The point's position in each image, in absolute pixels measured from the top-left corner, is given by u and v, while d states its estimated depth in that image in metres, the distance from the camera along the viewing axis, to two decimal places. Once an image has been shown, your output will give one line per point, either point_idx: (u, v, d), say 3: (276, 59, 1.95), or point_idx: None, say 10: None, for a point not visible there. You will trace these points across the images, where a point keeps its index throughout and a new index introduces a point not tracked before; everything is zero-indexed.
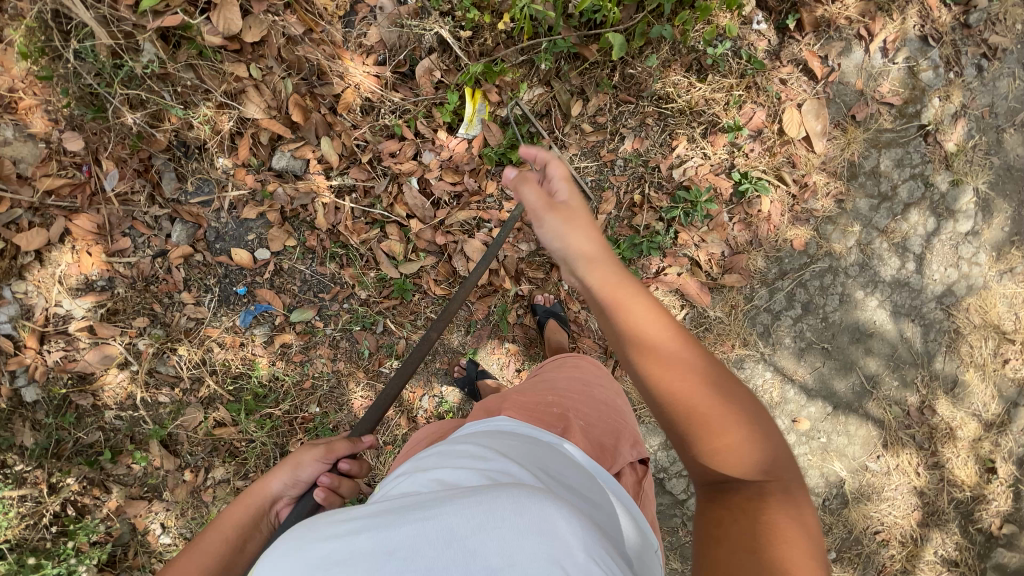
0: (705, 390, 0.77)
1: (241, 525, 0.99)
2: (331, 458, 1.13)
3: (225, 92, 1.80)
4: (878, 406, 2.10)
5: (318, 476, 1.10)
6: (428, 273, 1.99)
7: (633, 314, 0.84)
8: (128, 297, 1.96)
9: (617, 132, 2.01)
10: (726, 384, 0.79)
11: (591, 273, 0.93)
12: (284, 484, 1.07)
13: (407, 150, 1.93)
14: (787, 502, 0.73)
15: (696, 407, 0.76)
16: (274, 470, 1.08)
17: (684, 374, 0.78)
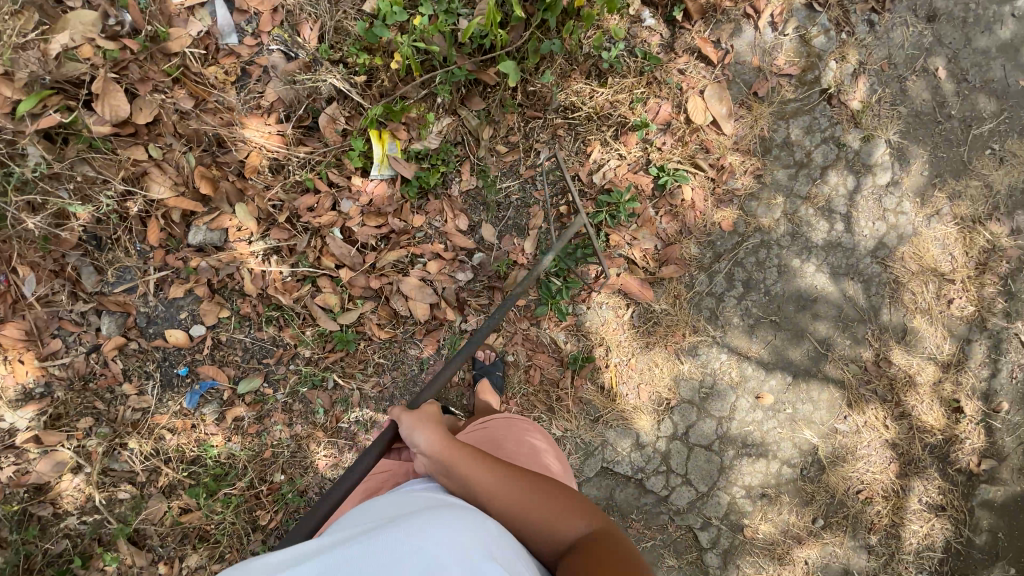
0: (532, 492, 1.04)
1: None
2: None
3: (125, 179, 1.76)
4: (836, 367, 2.12)
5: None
6: (369, 319, 1.96)
7: (467, 463, 1.09)
8: (69, 399, 1.92)
9: (531, 148, 2.02)
10: (545, 487, 1.06)
11: (441, 446, 1.15)
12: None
13: (324, 201, 1.90)
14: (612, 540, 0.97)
15: (529, 505, 1.01)
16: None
17: (517, 488, 1.04)
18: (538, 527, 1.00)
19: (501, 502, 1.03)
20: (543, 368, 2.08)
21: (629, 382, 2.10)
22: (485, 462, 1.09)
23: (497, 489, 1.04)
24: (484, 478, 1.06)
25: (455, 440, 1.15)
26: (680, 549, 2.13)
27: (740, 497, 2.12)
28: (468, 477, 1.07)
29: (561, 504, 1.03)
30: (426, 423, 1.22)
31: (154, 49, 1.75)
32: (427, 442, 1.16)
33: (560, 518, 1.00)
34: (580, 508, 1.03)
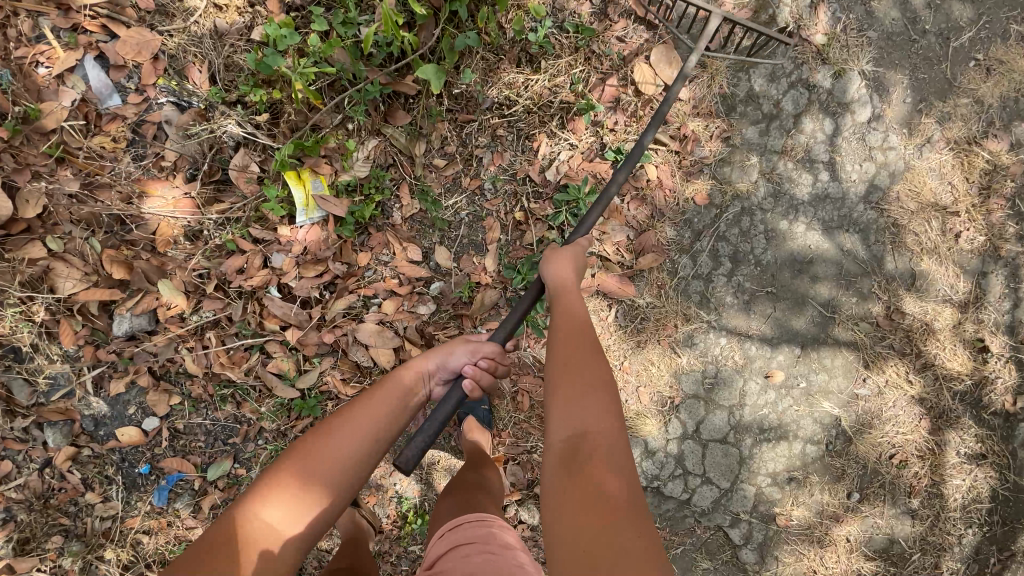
0: (583, 362, 0.97)
1: (403, 393, 1.10)
2: (477, 355, 1.29)
3: (25, 283, 1.58)
4: (845, 329, 1.94)
5: (465, 364, 1.28)
6: (331, 376, 1.78)
7: (566, 304, 1.15)
8: (32, 521, 1.76)
9: (472, 156, 1.82)
10: (595, 370, 0.95)
11: (561, 288, 1.23)
12: (438, 365, 1.24)
13: (254, 260, 1.70)
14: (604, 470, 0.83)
15: (569, 367, 0.96)
16: (430, 351, 1.25)
17: (581, 348, 1.01)
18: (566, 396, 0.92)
19: (559, 344, 1.03)
20: (531, 391, 1.91)
21: (627, 388, 1.92)
22: (580, 313, 1.11)
23: (570, 337, 1.04)
24: (569, 323, 1.08)
25: (572, 287, 1.23)
26: (713, 549, 1.99)
27: (767, 486, 1.96)
28: (565, 313, 1.13)
29: (590, 387, 0.92)
30: (564, 261, 1.30)
31: (28, 130, 1.54)
32: (551, 274, 1.28)
33: (583, 400, 0.90)
34: (605, 405, 0.90)
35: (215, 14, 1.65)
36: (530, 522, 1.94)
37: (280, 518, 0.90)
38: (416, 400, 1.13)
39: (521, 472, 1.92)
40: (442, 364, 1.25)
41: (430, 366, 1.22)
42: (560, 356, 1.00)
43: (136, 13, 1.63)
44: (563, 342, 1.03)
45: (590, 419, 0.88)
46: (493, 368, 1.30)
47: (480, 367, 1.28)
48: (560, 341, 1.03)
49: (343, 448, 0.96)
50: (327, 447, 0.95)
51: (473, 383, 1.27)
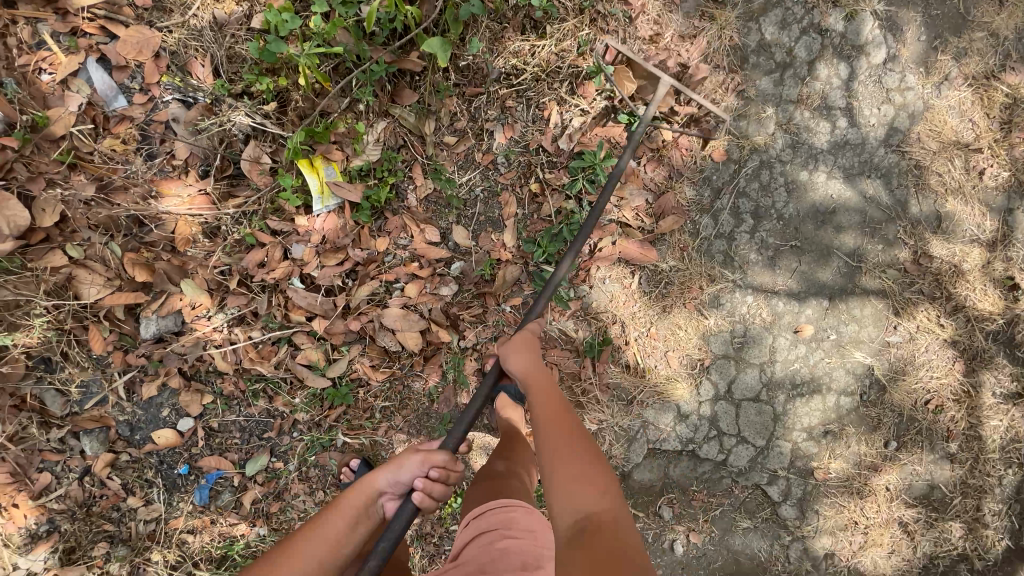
0: (575, 448, 1.04)
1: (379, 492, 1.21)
2: (428, 464, 1.25)
3: (50, 291, 1.57)
4: (873, 278, 1.92)
5: (415, 477, 1.24)
6: (360, 364, 1.78)
7: (543, 394, 1.20)
8: (77, 529, 1.78)
9: (483, 130, 1.79)
10: (588, 455, 1.03)
11: (533, 378, 1.26)
12: (389, 483, 1.22)
13: (274, 252, 1.69)
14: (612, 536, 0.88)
15: (564, 449, 1.03)
16: (382, 467, 1.23)
17: (569, 434, 1.07)
18: (566, 483, 0.97)
19: (548, 433, 1.08)
20: (560, 364, 1.90)
21: (655, 355, 1.91)
22: (559, 403, 1.17)
23: (556, 426, 1.10)
24: (554, 413, 1.14)
25: (542, 376, 1.26)
26: (751, 508, 2.00)
27: (803, 441, 1.95)
28: (543, 405, 1.17)
29: (587, 468, 0.99)
30: (529, 348, 1.34)
31: (38, 138, 1.52)
32: (515, 365, 1.29)
33: (582, 480, 0.97)
34: (601, 485, 0.96)
35: (212, 4, 1.62)
36: None
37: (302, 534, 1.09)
38: (372, 505, 1.18)
39: None
40: (393, 480, 1.22)
41: (380, 485, 1.21)
42: (551, 448, 1.04)
43: (133, 11, 1.60)
44: (551, 433, 1.08)
45: (591, 498, 0.94)
46: (444, 476, 1.26)
47: (431, 478, 1.24)
48: (547, 433, 1.09)
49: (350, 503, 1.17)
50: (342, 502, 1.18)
51: (422, 495, 1.21)
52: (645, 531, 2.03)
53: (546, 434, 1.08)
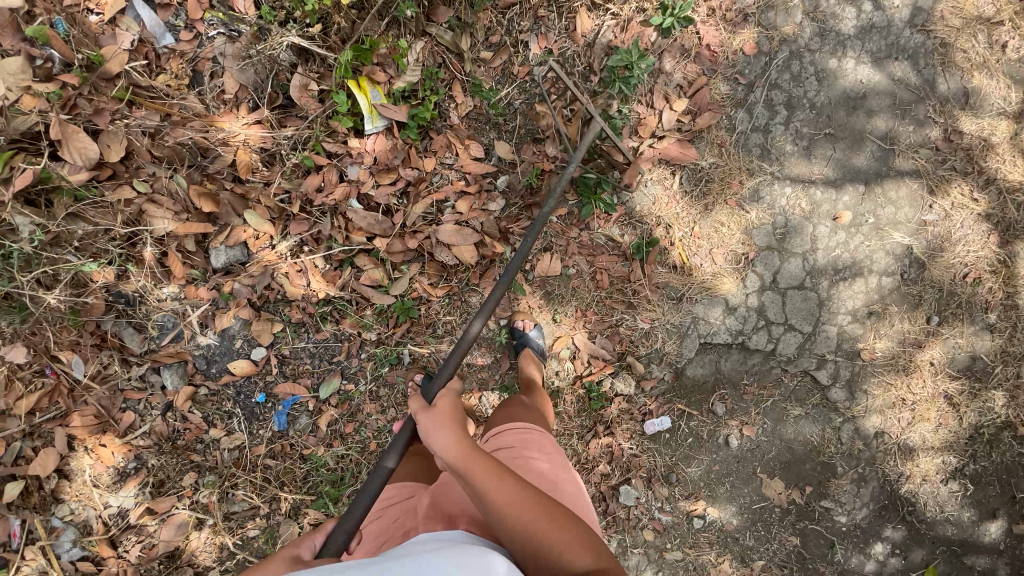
0: (543, 511, 1.00)
1: None
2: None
3: (126, 222, 1.64)
4: (906, 159, 1.97)
5: None
6: (420, 281, 1.87)
7: (489, 471, 1.02)
8: (165, 462, 1.88)
9: (518, 42, 1.86)
10: (556, 512, 1.02)
11: (462, 450, 1.06)
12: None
13: (331, 175, 1.77)
14: None
15: (536, 517, 0.98)
16: None
17: (531, 498, 1.01)
18: (554, 559, 0.96)
19: (522, 517, 0.97)
20: (609, 269, 1.97)
21: (700, 252, 1.97)
22: (505, 471, 1.04)
23: (513, 497, 0.99)
24: (502, 486, 1.01)
25: (473, 445, 1.07)
26: (800, 394, 2.09)
27: (848, 324, 2.02)
28: (483, 486, 1.00)
29: (563, 525, 1.00)
30: (445, 422, 1.12)
31: (95, 77, 1.59)
32: (440, 446, 1.07)
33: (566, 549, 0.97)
34: (580, 542, 1.00)
35: None
36: (625, 393, 2.05)
37: None
38: None
39: (610, 346, 2.00)
40: None
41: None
42: (531, 532, 0.97)
43: None
44: (525, 516, 0.98)
45: (583, 558, 0.98)
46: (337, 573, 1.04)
47: None
48: (511, 512, 0.98)
49: None
50: None
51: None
52: (700, 427, 2.12)
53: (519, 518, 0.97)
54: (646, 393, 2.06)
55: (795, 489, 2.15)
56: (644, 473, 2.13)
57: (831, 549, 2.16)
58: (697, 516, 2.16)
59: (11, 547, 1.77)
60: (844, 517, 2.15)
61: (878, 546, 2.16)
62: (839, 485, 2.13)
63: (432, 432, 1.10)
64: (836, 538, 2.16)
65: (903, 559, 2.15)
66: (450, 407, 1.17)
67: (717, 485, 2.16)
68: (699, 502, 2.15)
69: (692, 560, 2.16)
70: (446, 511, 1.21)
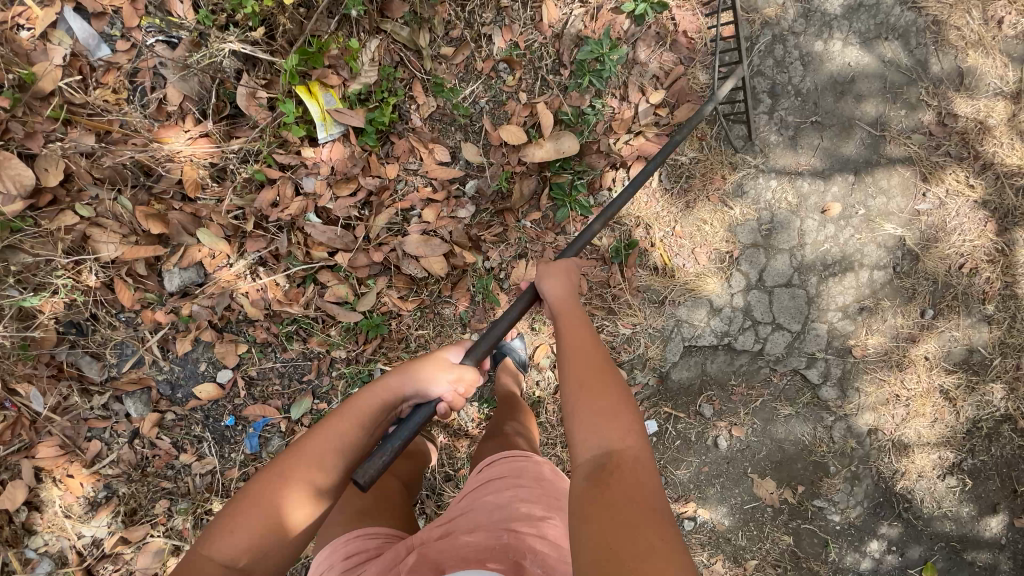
0: (603, 365, 1.00)
1: (369, 422, 1.05)
2: (460, 382, 1.17)
3: (70, 250, 1.56)
4: (898, 146, 1.88)
5: (443, 392, 1.16)
6: (388, 294, 1.79)
7: (573, 323, 1.13)
8: (136, 490, 1.83)
9: (481, 36, 1.74)
10: (611, 380, 0.97)
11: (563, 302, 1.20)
12: (417, 391, 1.12)
13: (286, 189, 1.67)
14: (629, 482, 0.82)
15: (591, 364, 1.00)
16: (408, 374, 1.11)
17: (594, 355, 1.03)
18: (589, 421, 0.91)
19: (574, 369, 1.00)
20: (587, 274, 1.87)
21: (683, 252, 1.87)
22: (589, 329, 1.10)
23: (585, 343, 1.06)
24: (578, 336, 1.08)
25: (572, 302, 1.21)
26: (791, 393, 2.02)
27: (839, 320, 1.94)
28: (570, 326, 1.12)
29: (612, 396, 0.94)
30: (559, 275, 1.27)
31: (28, 97, 1.48)
32: (548, 288, 1.25)
33: (605, 417, 0.90)
34: (624, 425, 0.90)
35: None
36: None
37: (270, 515, 0.90)
38: (383, 423, 1.10)
39: None
40: (420, 388, 1.12)
41: (407, 392, 1.11)
42: (579, 376, 0.98)
43: None
44: (586, 368, 0.99)
45: (616, 438, 0.88)
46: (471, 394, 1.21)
47: (460, 393, 1.18)
48: (571, 356, 1.03)
49: (336, 445, 1.00)
50: (327, 438, 0.99)
51: (447, 409, 1.17)
52: (688, 429, 2.06)
53: (572, 365, 1.01)
54: None
55: (788, 489, 2.10)
56: None
57: (825, 548, 2.12)
58: (687, 518, 2.12)
59: None
60: (838, 515, 2.10)
61: (873, 543, 2.12)
62: (832, 484, 2.08)
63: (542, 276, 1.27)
64: (830, 537, 2.11)
65: (900, 556, 2.12)
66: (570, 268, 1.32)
67: (708, 487, 2.11)
68: (689, 504, 2.11)
69: None
70: (431, 561, 1.04)
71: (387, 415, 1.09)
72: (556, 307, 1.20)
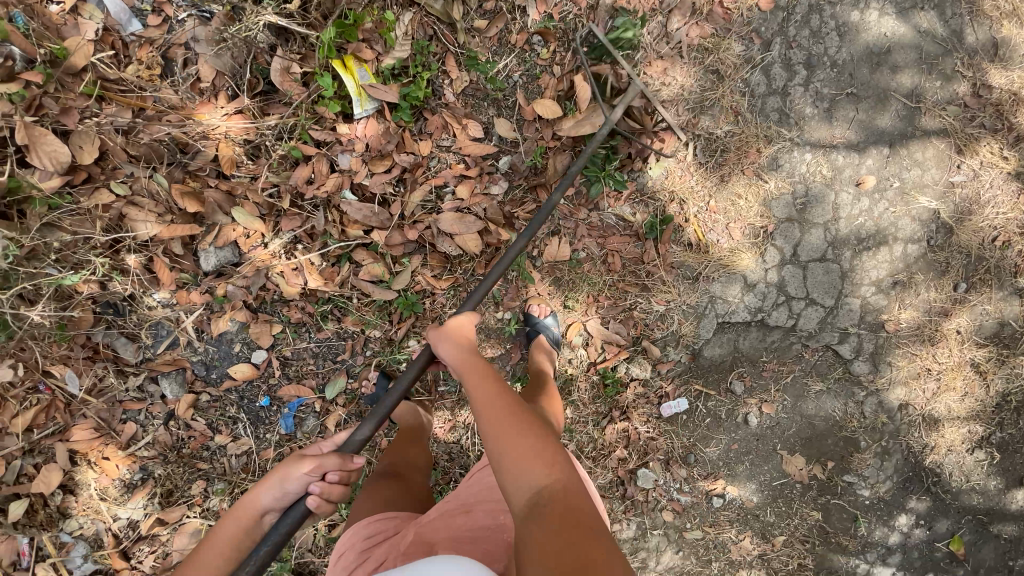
0: (515, 410, 1.06)
1: (243, 524, 1.17)
2: (319, 471, 1.18)
3: (107, 229, 1.54)
4: (933, 118, 1.86)
5: (310, 483, 1.17)
6: (422, 273, 1.79)
7: (477, 376, 1.14)
8: (171, 472, 1.83)
9: (515, 8, 1.71)
10: (528, 422, 1.03)
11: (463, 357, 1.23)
12: (274, 497, 1.17)
13: (321, 166, 1.66)
14: (568, 513, 0.89)
15: (504, 412, 1.04)
16: (263, 483, 1.18)
17: (504, 402, 1.07)
18: (515, 465, 0.96)
19: (493, 420, 1.03)
20: (621, 251, 1.86)
21: (717, 228, 1.86)
22: (496, 379, 1.13)
23: (491, 394, 1.09)
24: (484, 386, 1.11)
25: (472, 356, 1.24)
26: (822, 369, 2.02)
27: (873, 295, 1.93)
28: (474, 381, 1.14)
29: (533, 437, 1.00)
30: (454, 334, 1.31)
31: (60, 73, 1.46)
32: (445, 347, 1.27)
33: (527, 457, 0.96)
34: (549, 460, 0.96)
35: None
36: (641, 377, 1.98)
37: None
38: (256, 528, 1.19)
39: (625, 330, 1.92)
40: (279, 489, 1.16)
41: (263, 504, 1.18)
42: (493, 428, 1.02)
43: None
44: (499, 415, 1.03)
45: (544, 472, 0.94)
46: (345, 477, 1.20)
47: (328, 482, 1.17)
48: (482, 411, 1.06)
49: (223, 541, 1.15)
50: (220, 533, 1.16)
51: (319, 501, 1.16)
52: (718, 406, 2.06)
53: (490, 417, 1.04)
54: (662, 376, 1.99)
55: (817, 465, 2.11)
56: (660, 455, 2.08)
57: (854, 522, 2.13)
58: (716, 496, 2.12)
59: (21, 566, 1.75)
60: (867, 490, 2.11)
61: (901, 517, 2.13)
62: (862, 459, 2.09)
63: (441, 341, 1.28)
64: (860, 512, 2.12)
65: (928, 529, 2.14)
66: (466, 330, 1.35)
67: (736, 464, 2.11)
68: (718, 481, 2.12)
69: (711, 539, 2.14)
70: (427, 539, 1.16)
71: (256, 531, 1.19)
72: (457, 366, 1.22)
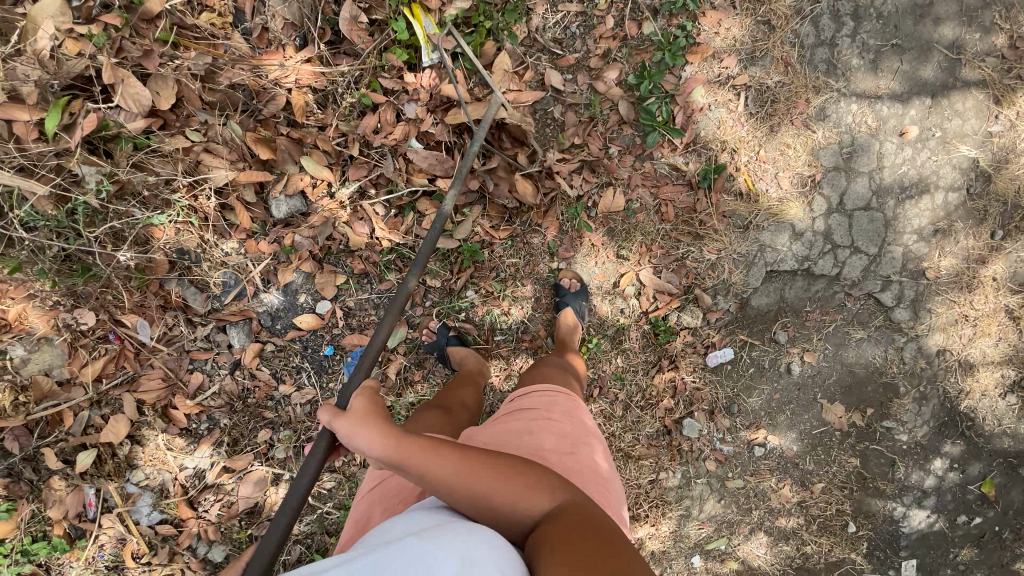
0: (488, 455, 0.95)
1: None
2: None
3: (186, 171, 1.59)
4: (973, 69, 1.92)
5: None
6: (482, 224, 1.86)
7: (420, 451, 0.93)
8: (237, 421, 1.85)
9: None
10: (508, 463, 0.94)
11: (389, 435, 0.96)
12: None
13: (388, 116, 1.70)
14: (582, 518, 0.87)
15: (480, 465, 0.92)
16: None
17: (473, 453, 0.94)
18: (517, 504, 0.88)
19: (474, 476, 0.89)
20: (674, 200, 1.92)
21: (766, 177, 1.91)
22: (447, 444, 0.95)
23: (450, 458, 0.92)
24: (439, 456, 0.92)
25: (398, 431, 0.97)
26: (863, 317, 2.08)
27: (914, 243, 2.00)
28: (419, 457, 0.92)
29: (521, 469, 0.93)
30: (366, 418, 1.00)
31: (135, 18, 1.47)
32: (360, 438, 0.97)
33: (526, 492, 0.89)
34: (544, 485, 0.92)
35: None
36: (691, 326, 2.03)
37: None
38: None
39: (677, 279, 1.98)
40: None
41: None
42: (475, 486, 0.89)
43: None
44: (477, 472, 0.90)
45: (546, 498, 0.90)
46: None
47: None
48: (453, 476, 0.90)
49: None
50: None
51: None
52: (763, 356, 2.11)
53: (471, 477, 0.89)
54: (710, 325, 2.05)
55: (857, 412, 2.17)
56: (705, 405, 2.12)
57: (892, 467, 2.20)
58: (758, 445, 2.17)
59: (89, 516, 1.77)
60: (905, 435, 2.18)
61: (937, 461, 2.20)
62: (901, 404, 2.15)
63: (358, 433, 0.97)
64: (898, 457, 2.19)
65: (961, 473, 2.21)
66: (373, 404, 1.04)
67: (779, 414, 2.16)
68: (760, 430, 2.16)
69: (753, 487, 2.19)
70: None
71: None
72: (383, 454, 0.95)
